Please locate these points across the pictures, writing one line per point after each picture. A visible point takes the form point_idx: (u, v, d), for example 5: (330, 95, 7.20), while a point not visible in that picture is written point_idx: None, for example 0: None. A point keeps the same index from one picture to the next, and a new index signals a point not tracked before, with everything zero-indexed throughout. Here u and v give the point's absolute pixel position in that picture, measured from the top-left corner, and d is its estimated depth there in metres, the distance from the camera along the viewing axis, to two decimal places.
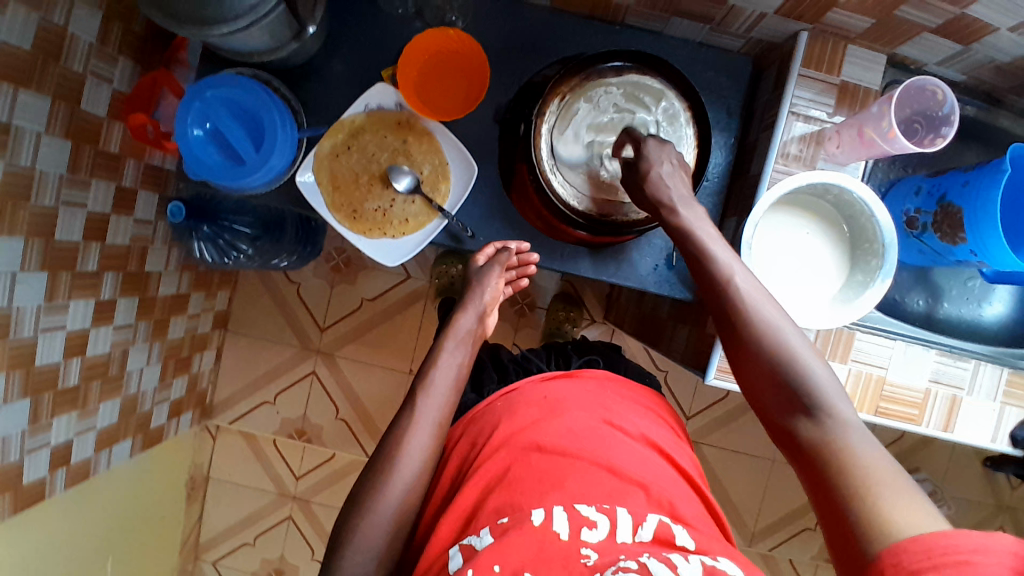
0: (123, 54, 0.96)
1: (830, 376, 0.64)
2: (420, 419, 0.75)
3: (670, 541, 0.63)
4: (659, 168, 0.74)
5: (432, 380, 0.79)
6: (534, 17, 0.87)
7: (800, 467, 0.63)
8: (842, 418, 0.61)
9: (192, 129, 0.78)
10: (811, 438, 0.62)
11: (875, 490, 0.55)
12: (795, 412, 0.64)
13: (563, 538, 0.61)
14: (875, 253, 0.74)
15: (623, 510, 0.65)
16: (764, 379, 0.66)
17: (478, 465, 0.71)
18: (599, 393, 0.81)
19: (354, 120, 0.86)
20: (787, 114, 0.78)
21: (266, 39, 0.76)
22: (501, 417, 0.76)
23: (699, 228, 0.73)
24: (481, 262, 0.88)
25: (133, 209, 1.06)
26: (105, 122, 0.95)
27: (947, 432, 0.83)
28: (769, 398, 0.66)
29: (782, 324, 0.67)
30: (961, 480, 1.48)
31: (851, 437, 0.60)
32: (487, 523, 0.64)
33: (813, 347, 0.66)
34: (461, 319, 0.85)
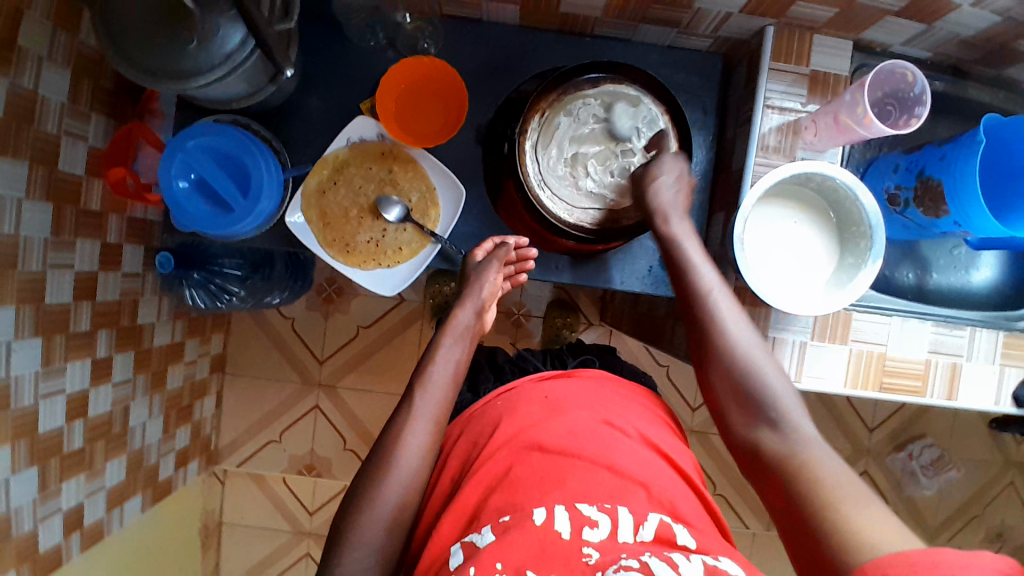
0: (96, 110, 0.94)
1: (791, 394, 0.70)
2: (417, 415, 0.74)
3: (671, 541, 0.61)
4: (661, 176, 0.80)
5: (430, 375, 0.78)
6: (506, 36, 0.88)
7: (757, 474, 0.68)
8: (800, 431, 0.67)
9: (178, 181, 0.78)
10: (770, 445, 0.67)
11: (835, 491, 0.59)
12: (759, 424, 0.69)
13: (565, 537, 0.60)
14: (863, 235, 0.75)
15: (624, 509, 0.63)
16: (730, 389, 0.72)
17: (478, 465, 0.70)
18: (599, 393, 0.79)
19: (337, 155, 0.87)
20: (762, 107, 0.80)
21: (243, 86, 0.77)
22: (501, 417, 0.75)
23: (685, 243, 0.79)
24: (479, 257, 0.86)
25: (121, 264, 1.05)
26: (85, 179, 0.94)
27: (952, 399, 0.85)
28: (735, 412, 0.72)
29: (748, 338, 0.73)
30: (969, 442, 1.50)
31: (808, 447, 0.65)
32: (487, 522, 0.63)
33: (777, 366, 0.72)
34: (458, 314, 0.84)
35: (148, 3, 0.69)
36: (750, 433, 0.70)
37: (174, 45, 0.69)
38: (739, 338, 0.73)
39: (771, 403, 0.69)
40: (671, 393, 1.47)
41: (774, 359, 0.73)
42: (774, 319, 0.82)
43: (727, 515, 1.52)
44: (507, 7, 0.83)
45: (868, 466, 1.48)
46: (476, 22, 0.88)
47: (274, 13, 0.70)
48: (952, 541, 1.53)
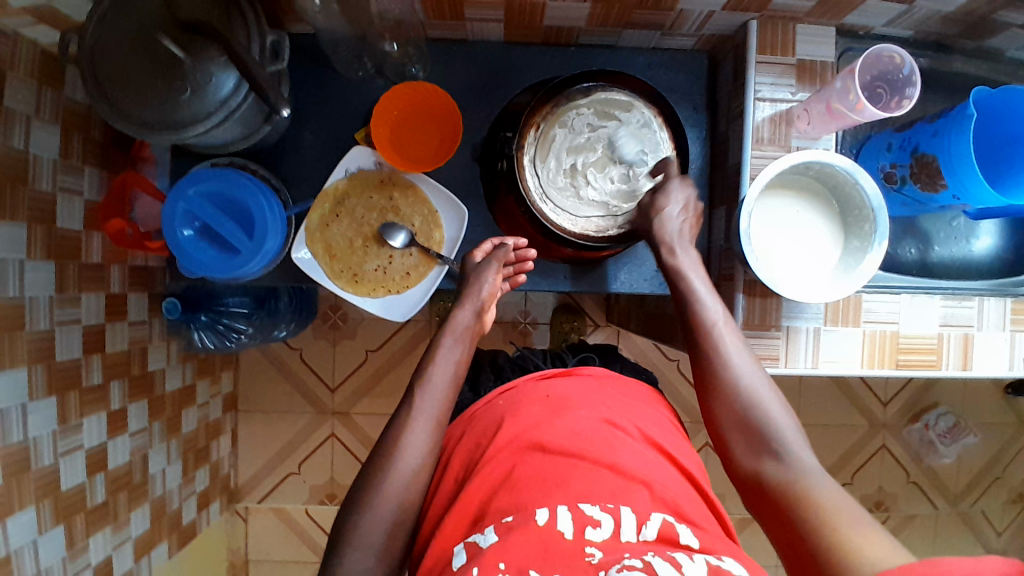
0: (88, 163, 0.93)
1: (795, 428, 0.70)
2: (418, 414, 0.74)
3: (675, 541, 0.59)
4: (667, 209, 0.82)
5: (430, 377, 0.78)
6: (492, 54, 0.89)
7: (760, 505, 0.67)
8: (805, 465, 0.66)
9: (182, 230, 0.78)
10: (776, 477, 0.66)
11: (838, 517, 0.59)
12: (761, 455, 0.69)
13: (568, 537, 0.58)
14: (866, 219, 0.76)
15: (627, 509, 0.61)
16: (735, 420, 0.72)
17: (481, 467, 0.69)
18: (602, 390, 0.78)
19: (337, 187, 0.87)
20: (754, 100, 0.81)
21: (238, 128, 0.77)
22: (502, 417, 0.73)
23: (691, 271, 0.80)
24: (478, 258, 0.87)
25: (126, 314, 1.04)
26: (83, 234, 0.93)
27: (967, 369, 0.86)
28: (737, 442, 0.71)
29: (750, 370, 0.73)
30: (984, 406, 1.50)
31: (812, 479, 0.64)
32: (492, 522, 0.62)
33: (778, 395, 0.72)
34: (458, 313, 0.83)
35: (136, 57, 0.69)
36: (753, 465, 0.69)
37: (168, 98, 0.69)
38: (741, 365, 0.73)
39: (775, 435, 0.69)
40: (684, 387, 1.47)
41: (779, 392, 0.73)
42: (786, 308, 0.83)
43: None
44: (491, 25, 0.84)
45: (887, 440, 1.50)
46: (461, 42, 0.89)
47: (265, 54, 0.72)
48: (975, 506, 1.54)
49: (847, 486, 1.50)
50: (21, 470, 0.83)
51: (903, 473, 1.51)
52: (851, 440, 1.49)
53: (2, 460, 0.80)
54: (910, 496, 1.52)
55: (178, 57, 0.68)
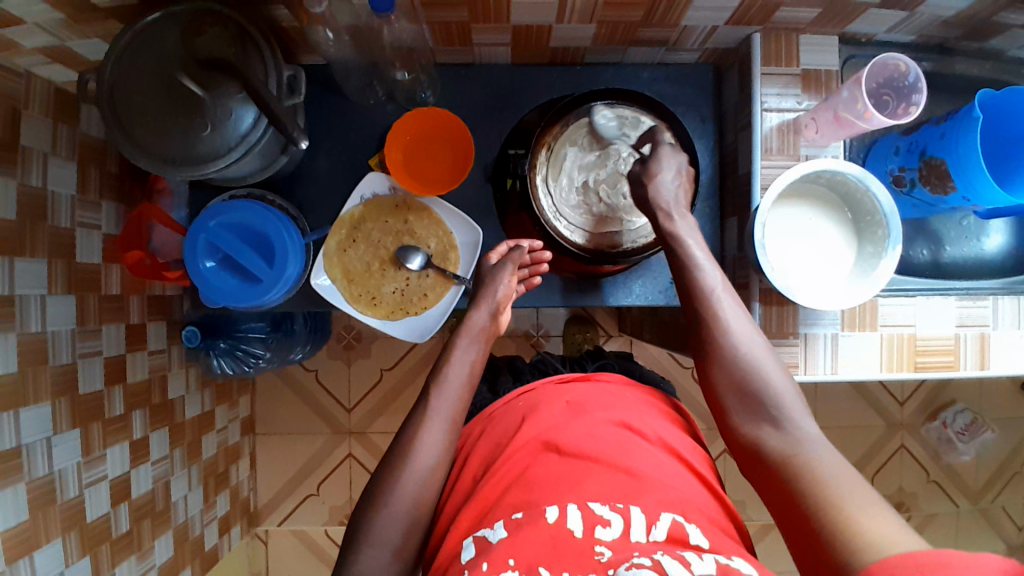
0: (106, 197, 0.94)
1: (796, 395, 0.69)
2: (432, 414, 0.75)
3: (684, 540, 0.59)
4: (660, 175, 0.79)
5: (447, 373, 0.79)
6: (499, 76, 0.91)
7: (759, 474, 0.66)
8: (805, 433, 0.66)
9: (204, 262, 0.80)
10: (775, 448, 0.65)
11: (842, 489, 0.58)
12: (760, 422, 0.68)
13: (577, 535, 0.59)
14: (879, 224, 0.77)
15: (637, 509, 0.61)
16: (736, 388, 0.70)
17: (495, 468, 0.69)
18: (622, 396, 0.78)
19: (353, 213, 0.89)
20: (760, 111, 0.82)
21: (257, 160, 0.78)
22: (523, 417, 0.74)
23: (689, 236, 0.77)
24: (494, 260, 0.87)
25: (146, 343, 1.05)
26: (102, 267, 0.94)
27: (985, 369, 0.86)
28: (734, 408, 0.70)
29: (752, 338, 0.72)
30: (1000, 402, 1.50)
31: (812, 448, 0.64)
32: (501, 516, 0.63)
33: (775, 360, 0.71)
34: (473, 315, 0.84)
35: (157, 96, 0.70)
36: (753, 434, 0.68)
37: (190, 135, 0.71)
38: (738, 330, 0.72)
39: (777, 404, 0.68)
40: (698, 394, 1.48)
41: (779, 361, 0.72)
42: (803, 315, 0.83)
43: None
44: (498, 48, 0.85)
45: (905, 439, 1.50)
46: (469, 65, 0.90)
47: (282, 89, 0.73)
48: (996, 501, 1.53)
49: None
50: (47, 503, 0.83)
51: (922, 471, 1.51)
52: (869, 441, 1.49)
53: (29, 493, 0.80)
54: (931, 494, 1.51)
55: (198, 94, 0.70)
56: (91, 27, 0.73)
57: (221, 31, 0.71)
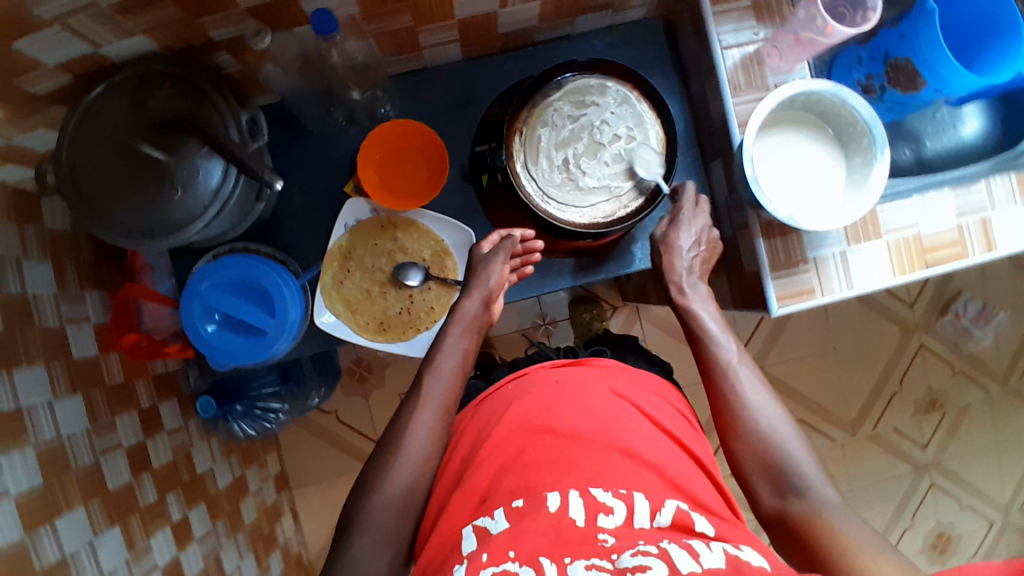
0: (88, 287, 0.91)
1: (815, 464, 0.71)
2: (426, 399, 0.74)
3: (690, 528, 0.58)
4: (680, 241, 0.83)
5: (437, 362, 0.78)
6: (455, 76, 0.90)
7: (784, 540, 0.69)
8: (825, 498, 0.68)
9: (204, 326, 0.79)
10: (800, 512, 0.68)
11: (858, 549, 0.62)
12: (783, 493, 0.69)
13: (580, 523, 0.58)
14: (863, 133, 0.77)
15: (640, 495, 0.61)
16: (755, 459, 0.72)
17: (488, 450, 0.69)
18: (616, 377, 0.77)
19: (341, 244, 0.87)
20: (720, 50, 0.81)
21: (234, 213, 0.77)
22: (510, 402, 0.74)
23: (700, 307, 0.82)
24: (486, 249, 0.84)
25: (161, 425, 1.02)
26: (100, 357, 0.91)
27: (993, 251, 0.86)
28: (758, 481, 0.71)
29: (767, 407, 0.75)
30: (1006, 283, 1.51)
31: (834, 513, 0.66)
32: (500, 505, 0.62)
33: (793, 428, 0.73)
34: (464, 303, 0.82)
35: (117, 170, 0.68)
36: (776, 503, 0.70)
37: (160, 200, 0.69)
38: (752, 400, 0.75)
39: (795, 472, 0.70)
40: None
41: (789, 420, 0.74)
42: (808, 241, 0.83)
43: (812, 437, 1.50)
44: (447, 46, 0.84)
45: (923, 339, 1.51)
46: (423, 71, 0.90)
47: (244, 133, 0.72)
48: None
49: (897, 393, 1.51)
50: None
51: (947, 367, 1.52)
52: (887, 348, 1.50)
53: None
54: (960, 387, 1.53)
55: (161, 159, 0.69)
56: (37, 116, 0.70)
57: (169, 89, 0.70)
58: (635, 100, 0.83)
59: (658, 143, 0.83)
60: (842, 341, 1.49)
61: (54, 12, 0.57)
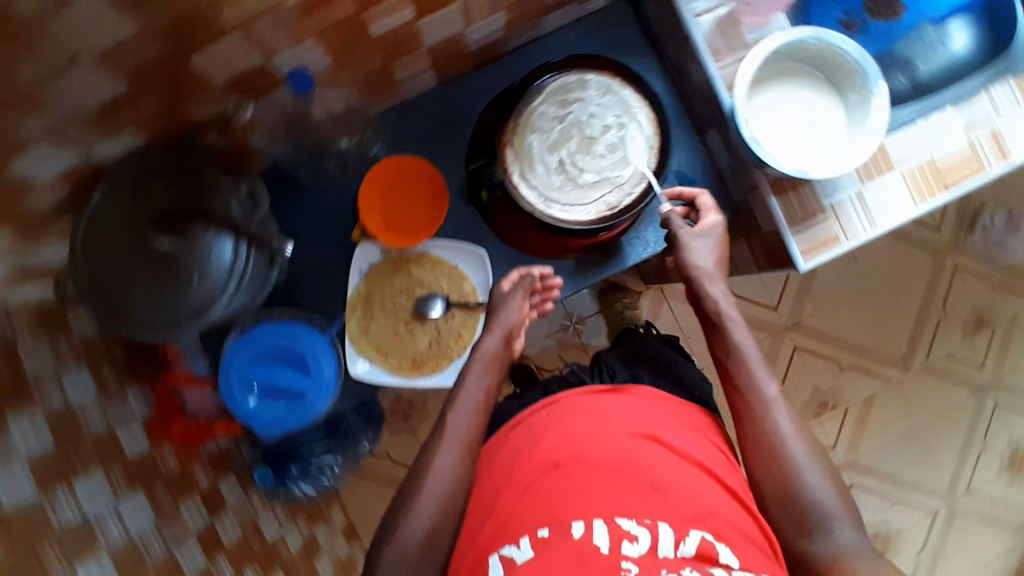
0: (127, 385, 0.91)
1: (841, 501, 0.66)
2: (448, 438, 0.71)
3: (716, 559, 0.59)
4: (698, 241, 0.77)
5: (459, 399, 0.75)
6: (435, 102, 0.91)
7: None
8: (851, 541, 0.63)
9: (246, 400, 0.80)
10: (822, 552, 0.64)
11: None
12: (805, 530, 0.65)
13: (604, 551, 0.58)
14: (855, 70, 0.75)
15: (664, 525, 0.61)
16: (776, 488, 0.68)
17: (512, 479, 0.69)
18: (651, 405, 0.76)
19: (359, 291, 0.88)
20: (692, 18, 0.80)
21: (251, 286, 0.78)
22: (543, 431, 0.73)
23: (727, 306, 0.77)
24: (505, 287, 0.84)
25: (223, 503, 1.03)
26: (152, 450, 0.91)
27: (1007, 159, 0.82)
28: (779, 514, 0.67)
29: (792, 432, 0.70)
30: None
31: (858, 557, 0.62)
32: (525, 534, 0.62)
33: (820, 461, 0.69)
34: (485, 340, 0.80)
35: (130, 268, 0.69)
36: (799, 543, 0.66)
37: (178, 289, 0.70)
38: (778, 425, 0.70)
39: (821, 509, 0.65)
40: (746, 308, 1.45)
41: (808, 448, 0.70)
42: (820, 189, 0.82)
43: (867, 381, 1.46)
44: (422, 75, 0.85)
45: (957, 259, 1.48)
46: (403, 106, 0.90)
47: (247, 207, 0.76)
48: None
49: (942, 318, 1.48)
50: None
51: (987, 282, 1.48)
52: (922, 276, 1.47)
53: None
54: (1005, 299, 1.49)
55: (172, 249, 0.70)
56: None
57: (166, 178, 0.71)
58: (617, 87, 0.83)
59: (650, 124, 0.82)
60: (874, 278, 1.46)
61: (40, 130, 0.57)
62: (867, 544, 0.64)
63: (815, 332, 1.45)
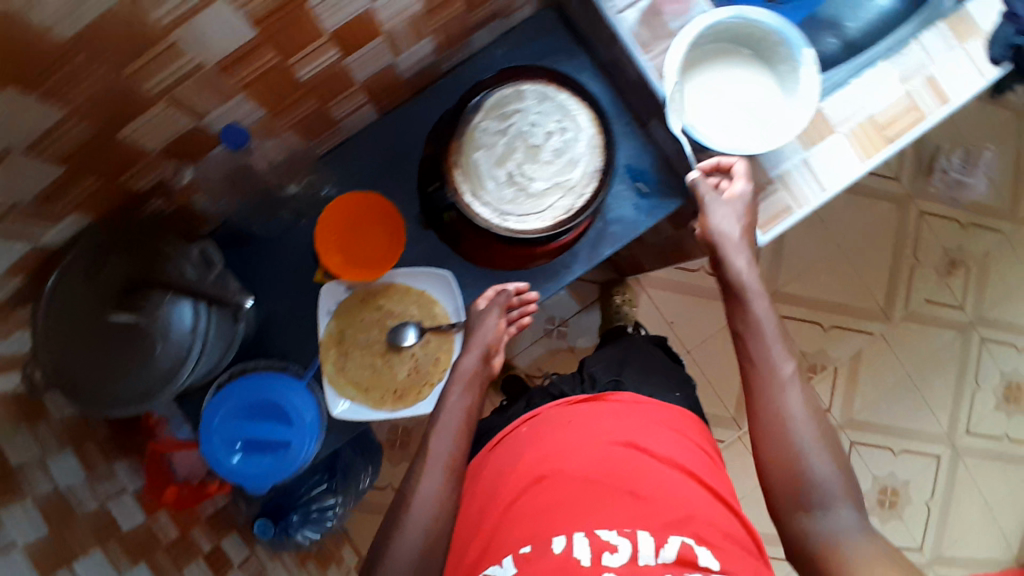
0: (116, 459, 0.88)
1: (840, 480, 0.67)
2: (432, 461, 0.72)
3: (693, 563, 0.64)
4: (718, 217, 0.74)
5: (440, 421, 0.76)
6: (378, 133, 0.91)
7: (794, 556, 0.68)
8: (847, 520, 0.65)
9: (230, 457, 0.78)
10: (818, 531, 0.65)
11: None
12: (802, 510, 0.67)
13: (586, 564, 0.63)
14: (779, 42, 0.76)
15: (644, 533, 0.65)
16: (779, 475, 0.68)
17: (498, 497, 0.72)
18: (633, 412, 0.78)
19: (330, 331, 0.87)
20: (615, 15, 0.81)
21: (218, 344, 0.76)
22: (528, 446, 0.76)
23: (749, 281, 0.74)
24: (481, 305, 0.86)
25: (228, 563, 1.02)
26: (149, 520, 0.91)
27: (949, 103, 0.84)
28: (778, 495, 0.68)
29: (802, 412, 0.69)
30: (979, 123, 1.50)
31: (851, 537, 0.63)
32: (511, 552, 0.66)
33: (826, 439, 0.69)
34: (462, 360, 0.81)
35: (91, 349, 0.68)
36: (798, 523, 0.67)
37: (143, 362, 0.68)
38: (789, 402, 0.70)
39: (820, 489, 0.66)
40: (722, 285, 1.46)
41: (817, 426, 0.69)
42: (765, 162, 0.83)
43: (852, 338, 1.48)
44: (361, 109, 0.85)
45: (921, 205, 1.50)
46: (347, 142, 0.90)
47: (201, 268, 0.74)
48: None
49: (916, 265, 1.49)
50: None
51: (954, 223, 1.50)
52: (890, 226, 1.49)
53: None
54: (974, 237, 1.51)
55: (130, 322, 0.69)
56: None
57: (115, 251, 0.69)
58: (553, 93, 0.83)
59: (590, 124, 0.83)
60: (843, 236, 1.48)
61: None
62: (863, 523, 0.65)
63: (795, 298, 1.46)
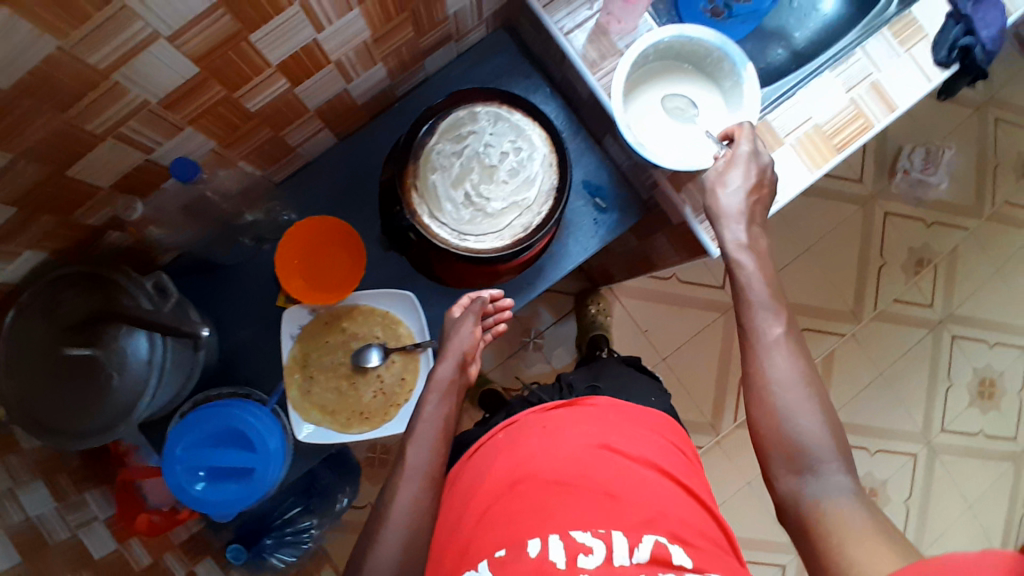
0: (88, 486, 0.88)
1: (830, 440, 0.65)
2: (407, 474, 0.72)
3: (668, 562, 0.63)
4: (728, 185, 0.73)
5: (415, 430, 0.76)
6: (338, 157, 0.92)
7: (784, 521, 0.66)
8: (837, 479, 0.63)
9: (195, 484, 0.78)
10: (808, 493, 0.63)
11: (848, 540, 0.58)
12: (793, 471, 0.64)
13: (561, 566, 0.61)
14: (721, 58, 0.78)
15: (618, 533, 0.65)
16: (770, 436, 0.66)
17: (473, 504, 0.72)
18: (607, 417, 0.79)
19: (295, 355, 0.88)
20: (563, 36, 0.82)
21: (178, 372, 0.77)
22: (502, 452, 0.76)
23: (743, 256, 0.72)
24: (456, 312, 0.86)
25: None
26: (121, 547, 0.89)
27: (896, 109, 0.86)
28: (768, 458, 0.66)
29: (793, 373, 0.67)
30: (937, 122, 1.53)
31: (841, 498, 0.62)
32: (484, 557, 0.65)
33: (818, 400, 0.66)
34: (439, 369, 0.81)
35: (52, 384, 0.68)
36: (791, 484, 0.65)
37: (104, 393, 0.69)
38: (778, 364, 0.67)
39: (810, 451, 0.64)
40: (693, 291, 1.48)
41: (806, 391, 0.66)
42: None
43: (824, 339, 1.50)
44: (318, 135, 0.86)
45: (885, 206, 1.52)
46: (307, 167, 0.91)
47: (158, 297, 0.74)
48: (997, 201, 1.57)
49: (884, 265, 1.52)
50: None
51: (919, 222, 1.53)
52: (856, 227, 1.51)
53: None
54: (939, 235, 1.54)
55: (90, 355, 0.69)
56: None
57: (74, 285, 0.70)
58: (506, 113, 0.85)
59: (544, 142, 0.84)
60: (811, 238, 1.50)
61: None
62: (854, 484, 0.63)
63: None
